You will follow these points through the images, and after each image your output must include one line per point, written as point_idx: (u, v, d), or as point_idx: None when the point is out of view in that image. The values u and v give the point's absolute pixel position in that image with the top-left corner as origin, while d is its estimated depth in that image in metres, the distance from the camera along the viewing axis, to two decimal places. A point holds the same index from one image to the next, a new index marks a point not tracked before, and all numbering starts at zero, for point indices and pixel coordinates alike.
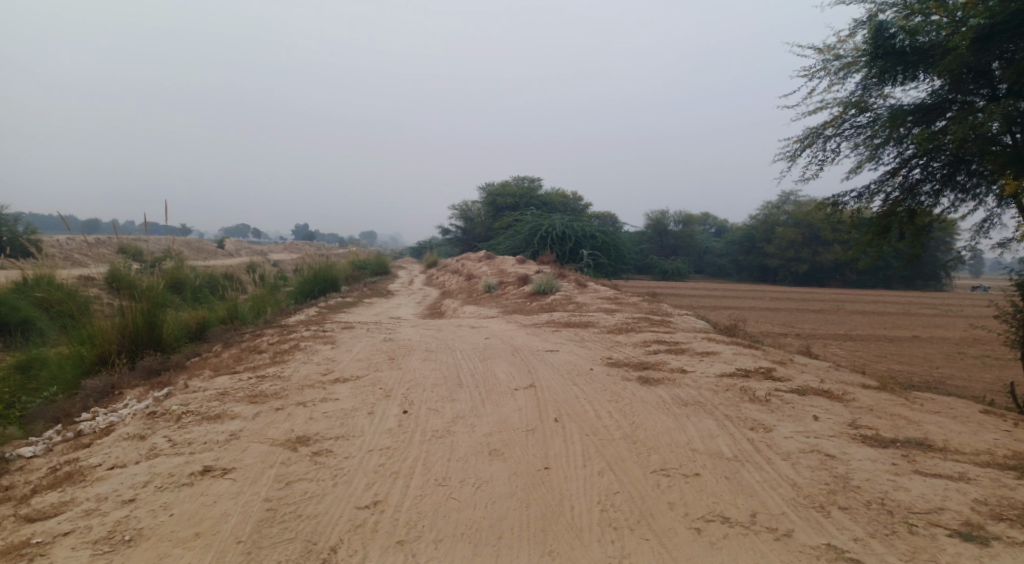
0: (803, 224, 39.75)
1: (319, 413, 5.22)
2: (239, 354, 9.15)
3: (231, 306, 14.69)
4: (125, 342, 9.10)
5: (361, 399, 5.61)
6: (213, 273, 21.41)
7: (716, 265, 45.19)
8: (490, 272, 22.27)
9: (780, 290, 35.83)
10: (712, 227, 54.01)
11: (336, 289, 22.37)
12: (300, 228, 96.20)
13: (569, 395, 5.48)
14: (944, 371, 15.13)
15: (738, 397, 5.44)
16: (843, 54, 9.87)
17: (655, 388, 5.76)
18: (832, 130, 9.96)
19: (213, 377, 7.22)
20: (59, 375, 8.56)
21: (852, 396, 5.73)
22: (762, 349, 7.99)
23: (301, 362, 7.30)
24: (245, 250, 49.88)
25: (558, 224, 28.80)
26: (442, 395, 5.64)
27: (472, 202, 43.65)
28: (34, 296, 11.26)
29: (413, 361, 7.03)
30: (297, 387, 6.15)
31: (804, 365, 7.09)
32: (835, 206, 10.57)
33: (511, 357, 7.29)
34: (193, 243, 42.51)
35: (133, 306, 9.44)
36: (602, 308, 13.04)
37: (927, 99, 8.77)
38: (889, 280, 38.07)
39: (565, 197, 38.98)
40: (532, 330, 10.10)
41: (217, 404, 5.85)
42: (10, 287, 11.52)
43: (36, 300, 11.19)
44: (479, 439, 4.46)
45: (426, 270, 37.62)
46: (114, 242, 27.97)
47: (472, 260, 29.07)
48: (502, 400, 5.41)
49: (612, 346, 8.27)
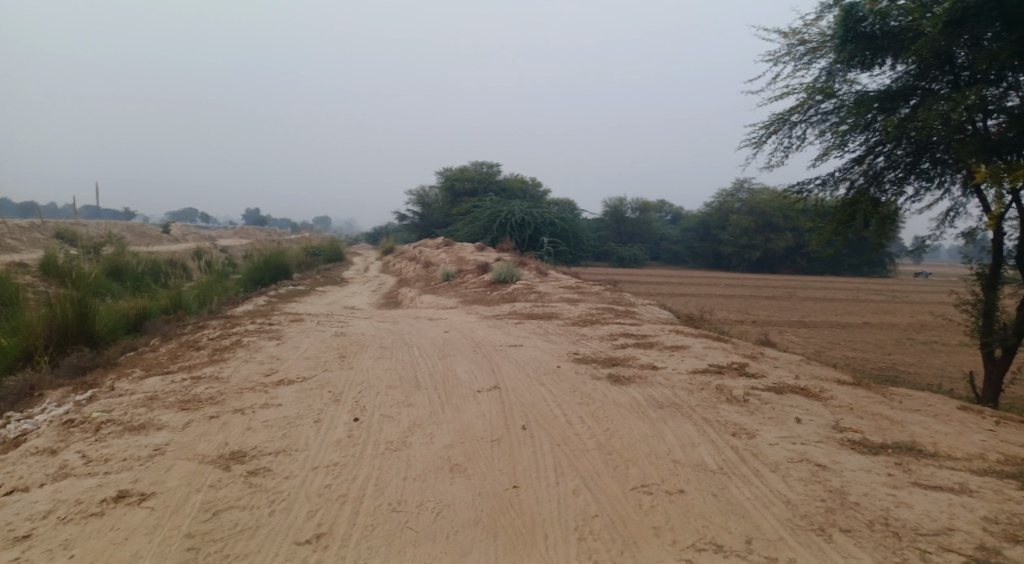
0: (757, 212, 40.42)
1: (258, 422, 4.63)
2: (177, 350, 8.38)
3: (174, 294, 13.75)
4: (52, 336, 8.23)
5: (307, 404, 5.07)
6: (156, 259, 20.14)
7: (672, 252, 45.68)
8: (448, 259, 21.72)
9: (735, 277, 36.40)
10: (668, 215, 54.54)
11: (288, 276, 21.39)
12: (250, 212, 92.73)
13: (536, 398, 5.07)
14: (895, 357, 15.42)
15: (715, 398, 5.14)
16: (809, 38, 9.69)
17: (627, 387, 5.41)
18: (798, 117, 9.79)
19: (144, 377, 6.51)
20: None
21: (829, 394, 5.52)
22: (731, 342, 7.77)
23: (243, 361, 6.63)
24: (191, 235, 47.58)
25: (517, 211, 28.37)
26: (398, 399, 5.15)
27: (430, 188, 42.78)
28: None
29: (367, 359, 6.50)
30: (236, 390, 5.55)
31: (776, 360, 6.88)
32: (800, 194, 10.44)
33: (473, 354, 6.83)
34: (135, 227, 40.33)
35: (61, 295, 8.58)
36: (565, 298, 12.72)
37: (893, 86, 8.65)
38: (836, 267, 39.21)
39: (524, 183, 38.49)
40: (494, 323, 9.67)
41: (142, 410, 5.15)
42: None
43: None
44: (438, 452, 4.00)
45: (382, 257, 36.60)
46: (50, 225, 26.28)
47: (430, 247, 28.34)
48: (464, 404, 4.95)
49: (578, 340, 7.91)
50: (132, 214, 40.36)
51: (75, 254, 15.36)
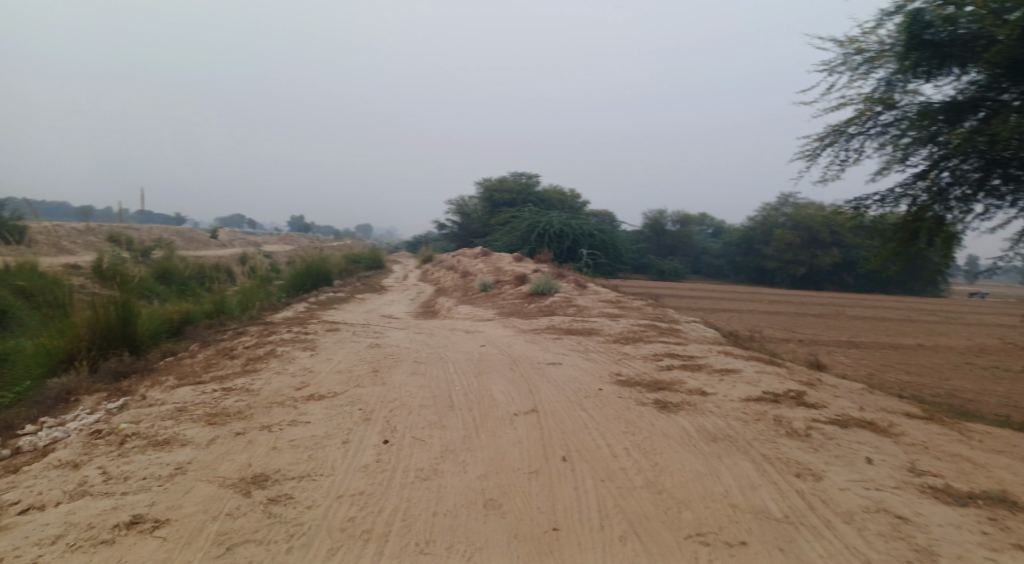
0: (802, 227, 39.08)
1: (285, 442, 4.43)
2: (213, 358, 8.32)
3: (217, 299, 13.89)
4: (95, 339, 8.27)
5: (336, 422, 4.85)
6: (202, 263, 20.54)
7: (713, 266, 44.61)
8: (485, 269, 21.53)
9: (779, 293, 35.21)
10: (710, 227, 53.38)
11: (328, 283, 21.53)
12: (296, 220, 94.84)
13: (577, 424, 4.73)
14: (955, 383, 14.43)
15: (773, 431, 4.70)
16: (866, 47, 9.14)
17: (675, 415, 5.03)
18: (856, 129, 9.23)
19: (177, 386, 6.41)
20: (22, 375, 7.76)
21: (901, 430, 5.00)
22: (785, 366, 7.26)
23: (274, 373, 6.48)
24: (238, 241, 48.75)
25: (556, 221, 28.06)
26: (430, 420, 4.88)
27: (469, 197, 42.83)
28: (15, 285, 10.56)
29: (400, 374, 6.27)
30: (265, 405, 5.37)
31: (836, 388, 6.37)
32: (857, 210, 9.83)
33: (510, 371, 6.53)
34: (185, 232, 41.54)
35: (104, 299, 8.60)
36: (604, 313, 12.33)
37: (960, 97, 8.04)
38: (886, 284, 37.56)
39: (563, 194, 38.12)
40: (532, 338, 9.35)
41: (170, 424, 5.02)
42: None
43: (17, 288, 10.49)
44: (471, 484, 3.71)
45: (421, 265, 36.73)
46: (104, 230, 27.22)
47: (467, 256, 28.23)
48: (499, 429, 4.65)
49: (620, 359, 7.51)
50: (181, 220, 41.54)
51: (126, 257, 15.74)
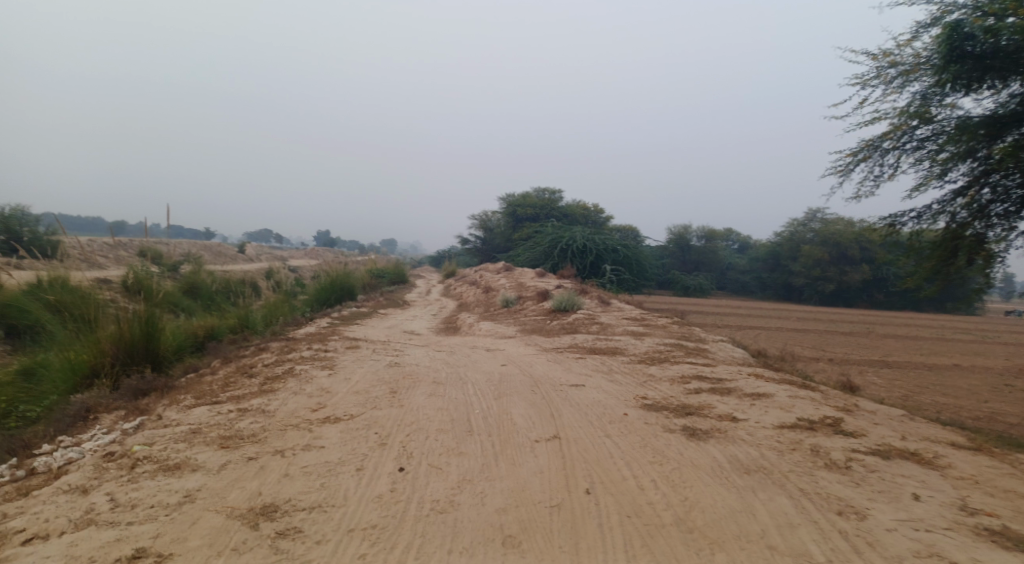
0: (831, 243, 38.23)
1: (297, 469, 4.30)
2: (233, 375, 8.27)
3: (242, 314, 13.97)
4: (119, 354, 8.28)
5: (351, 447, 4.70)
6: (230, 278, 20.79)
7: (738, 282, 43.84)
8: (508, 285, 21.39)
9: (807, 309, 34.40)
10: (735, 243, 52.66)
11: (351, 298, 21.58)
12: (322, 235, 96.15)
13: (601, 452, 4.51)
14: (995, 406, 13.77)
15: (811, 462, 4.40)
16: (901, 60, 8.84)
17: (705, 444, 4.76)
18: (891, 143, 8.91)
19: (195, 406, 6.34)
20: (48, 390, 7.79)
21: (948, 461, 4.63)
22: (818, 391, 6.90)
23: (291, 394, 6.36)
24: (265, 255, 49.49)
25: (579, 236, 27.85)
26: (448, 446, 4.69)
27: (492, 212, 42.87)
28: (46, 300, 10.73)
29: (418, 396, 6.10)
30: (279, 427, 5.25)
31: (874, 415, 6.01)
32: (893, 227, 9.46)
33: (530, 394, 6.30)
34: (214, 247, 42.28)
35: (129, 315, 8.62)
36: (628, 331, 12.05)
37: (1001, 110, 7.69)
38: (919, 302, 36.46)
39: (587, 209, 37.92)
40: (553, 357, 9.13)
41: (182, 447, 4.94)
42: (26, 289, 11.19)
43: (50, 302, 10.66)
44: (488, 518, 3.52)
45: (444, 280, 36.79)
46: (136, 244, 27.78)
47: (490, 271, 28.15)
48: (520, 457, 4.45)
49: (645, 382, 7.23)
50: (211, 236, 42.32)
51: (155, 272, 15.98)
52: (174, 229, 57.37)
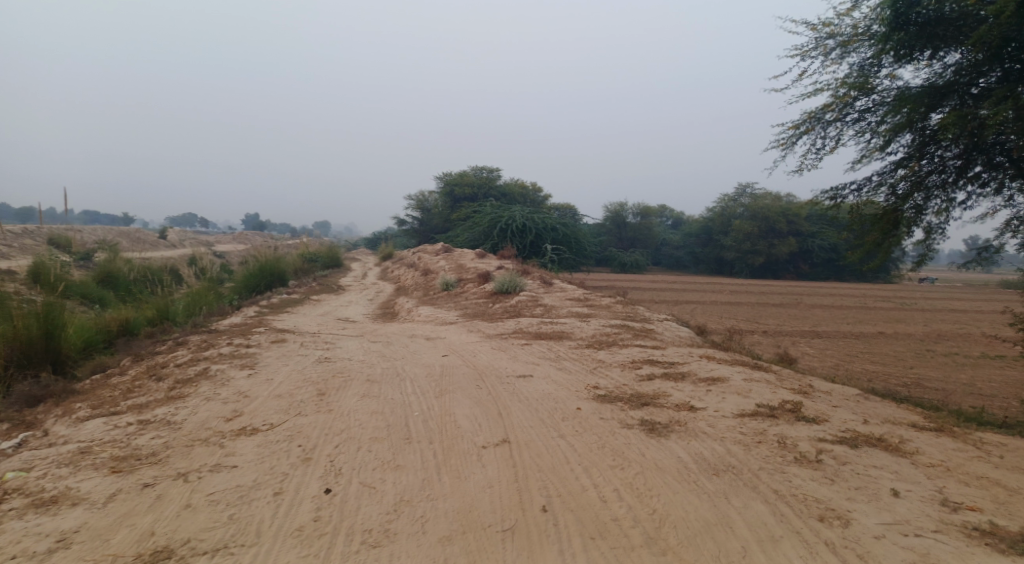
0: (759, 217, 39.38)
1: (203, 495, 3.64)
2: (144, 376, 7.31)
3: (161, 305, 12.75)
4: (14, 356, 7.18)
5: (268, 464, 4.06)
6: (150, 266, 19.19)
7: (673, 257, 44.77)
8: (447, 267, 20.72)
9: (739, 283, 35.40)
10: (669, 219, 53.74)
11: (283, 283, 20.38)
12: (250, 217, 91.83)
13: (557, 457, 4.06)
14: (919, 371, 14.33)
15: (780, 458, 4.10)
16: (839, 31, 8.71)
17: (667, 440, 4.40)
18: (833, 115, 8.80)
19: (89, 418, 5.44)
20: None
21: (915, 447, 4.51)
22: (772, 372, 6.72)
23: (203, 400, 5.57)
24: (188, 240, 46.49)
25: (518, 215, 27.37)
26: (384, 458, 4.12)
27: (429, 192, 41.81)
28: None
29: (350, 397, 5.48)
30: (186, 443, 4.52)
31: (830, 397, 5.85)
32: (835, 201, 9.40)
33: (475, 389, 5.79)
34: (132, 233, 39.44)
35: (24, 310, 7.50)
36: (573, 312, 11.74)
37: (940, 80, 7.64)
38: (841, 272, 38.18)
39: (525, 188, 37.51)
40: (498, 344, 8.65)
41: (63, 471, 4.14)
42: None
43: None
44: (430, 551, 3.01)
45: (381, 263, 35.65)
46: (42, 232, 25.39)
47: (428, 253, 27.31)
48: (465, 468, 3.94)
49: (595, 369, 6.84)
50: (127, 223, 39.38)
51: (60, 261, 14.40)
52: (85, 215, 53.13)
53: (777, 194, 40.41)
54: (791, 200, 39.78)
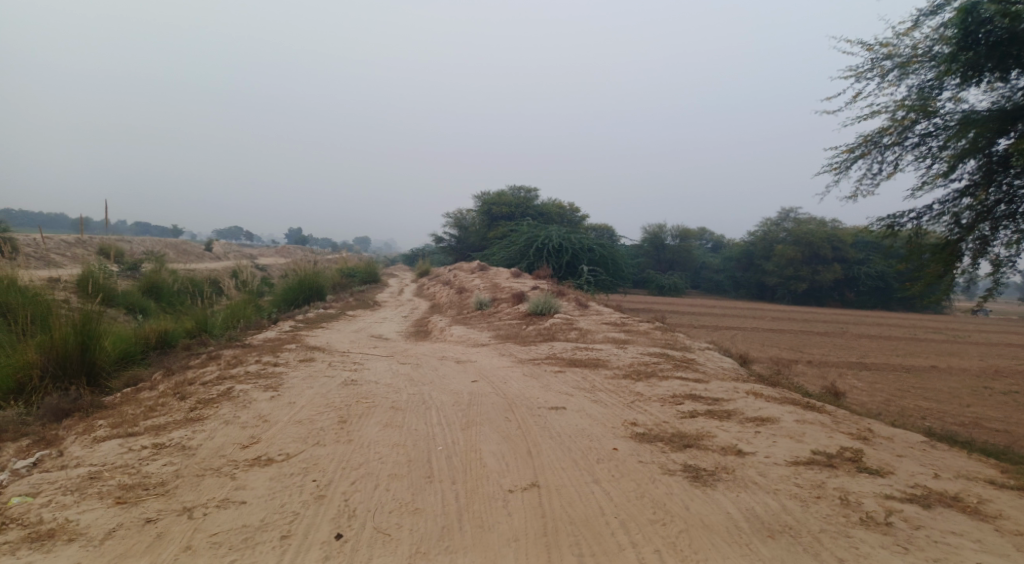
0: (803, 242, 38.11)
1: (207, 535, 3.39)
2: (171, 393, 7.19)
3: (199, 317, 12.81)
4: (50, 367, 7.13)
5: (279, 501, 3.79)
6: (193, 277, 19.50)
7: (712, 281, 43.75)
8: (482, 286, 20.49)
9: (781, 309, 34.21)
10: (709, 242, 52.69)
11: (321, 298, 20.47)
12: (293, 232, 93.94)
13: (591, 507, 3.68)
14: (979, 410, 13.34)
15: (844, 519, 3.63)
16: (897, 51, 8.18)
17: (713, 491, 3.96)
18: (890, 139, 8.25)
19: (107, 439, 5.28)
20: None
21: (998, 509, 3.95)
22: (826, 412, 6.17)
23: (222, 424, 5.37)
24: (233, 253, 47.66)
25: (554, 235, 27.04)
26: (402, 499, 3.80)
27: (467, 210, 41.92)
28: None
29: (372, 426, 5.20)
30: (199, 472, 4.29)
31: (894, 444, 5.29)
32: (891, 228, 8.79)
33: (504, 422, 5.44)
34: (181, 246, 40.65)
35: (64, 320, 7.47)
36: (608, 338, 11.31)
37: (1011, 103, 7.02)
38: (889, 301, 36.55)
39: (562, 208, 37.23)
40: (530, 370, 8.29)
41: (69, 498, 3.95)
42: None
43: None
44: None
45: (416, 280, 35.76)
46: (94, 242, 26.28)
47: (464, 271, 27.17)
48: (489, 516, 3.59)
49: (633, 402, 6.41)
50: (176, 237, 40.61)
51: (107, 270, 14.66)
52: (138, 227, 55.13)
53: (822, 219, 39.10)
54: (837, 225, 38.44)
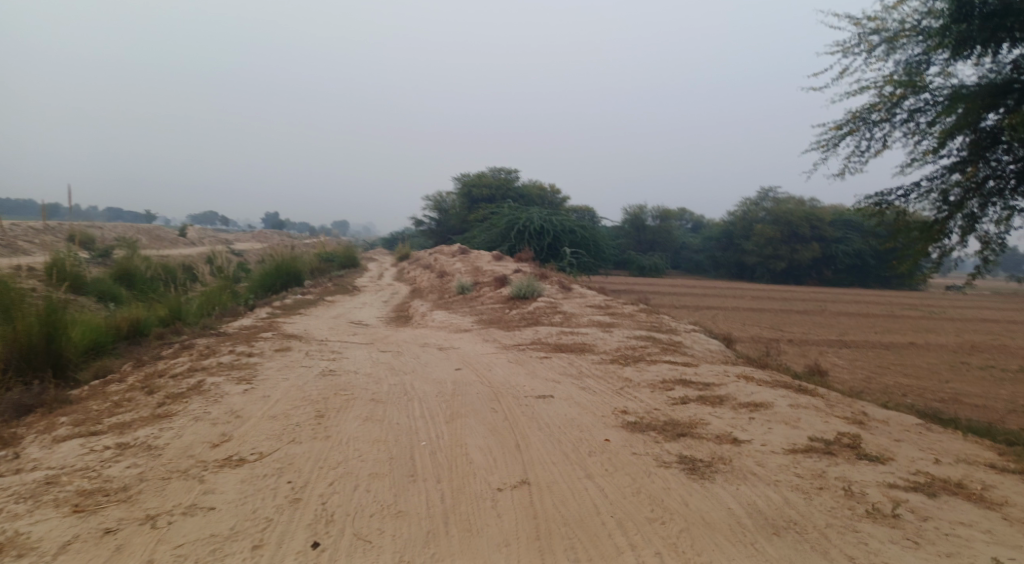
0: (782, 222, 38.26)
1: (171, 547, 3.11)
2: (140, 385, 6.82)
3: (173, 304, 12.35)
4: (13, 360, 6.73)
5: (251, 506, 3.52)
6: (167, 263, 18.91)
7: (692, 261, 43.85)
8: (463, 270, 20.16)
9: (760, 288, 34.37)
10: (688, 223, 52.82)
11: (299, 283, 20.01)
12: (269, 218, 92.33)
13: (586, 505, 3.47)
14: (958, 386, 13.45)
15: (851, 513, 3.46)
16: (885, 26, 7.99)
17: (713, 485, 3.78)
18: (879, 115, 8.09)
19: (68, 439, 4.94)
20: None
21: (1003, 496, 3.83)
22: (818, 396, 6.04)
23: (192, 421, 5.05)
24: (209, 239, 46.61)
25: (535, 218, 26.72)
26: (384, 501, 3.56)
27: (447, 193, 41.39)
28: None
29: (351, 421, 4.93)
30: (165, 475, 3.99)
31: (890, 428, 5.16)
32: (879, 207, 8.67)
33: (491, 413, 5.21)
34: (155, 232, 39.63)
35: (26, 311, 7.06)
36: (593, 321, 11.12)
37: (1001, 78, 6.87)
38: (865, 278, 36.94)
39: (543, 190, 36.90)
40: (515, 356, 8.06)
41: (20, 507, 3.63)
42: None
43: None
44: None
45: (396, 263, 35.29)
46: (63, 228, 25.39)
47: (445, 254, 26.80)
48: (477, 518, 3.36)
49: (622, 389, 6.22)
50: (148, 223, 39.53)
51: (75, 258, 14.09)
52: (110, 213, 53.62)
53: (800, 198, 39.27)
54: (815, 204, 38.63)
